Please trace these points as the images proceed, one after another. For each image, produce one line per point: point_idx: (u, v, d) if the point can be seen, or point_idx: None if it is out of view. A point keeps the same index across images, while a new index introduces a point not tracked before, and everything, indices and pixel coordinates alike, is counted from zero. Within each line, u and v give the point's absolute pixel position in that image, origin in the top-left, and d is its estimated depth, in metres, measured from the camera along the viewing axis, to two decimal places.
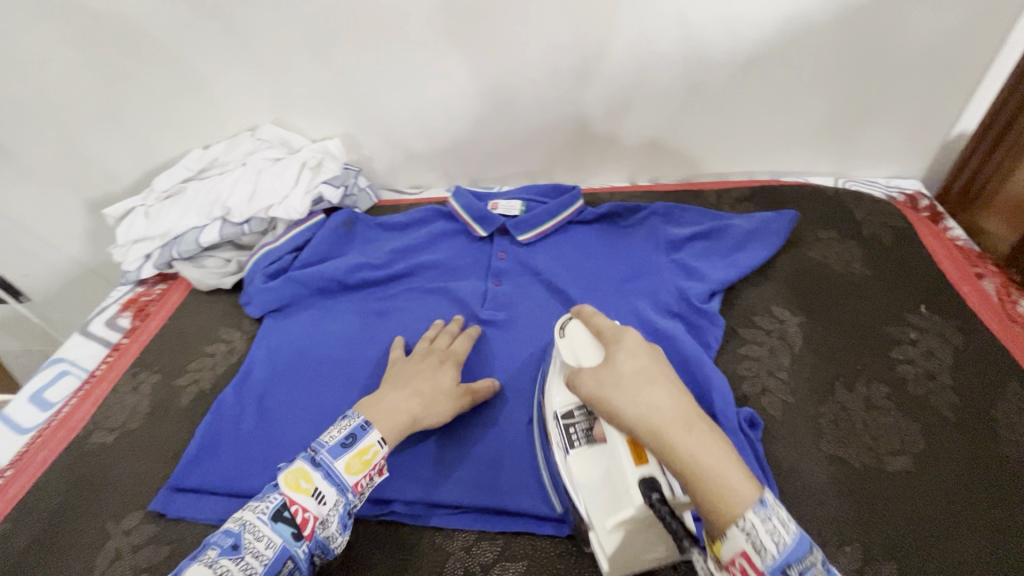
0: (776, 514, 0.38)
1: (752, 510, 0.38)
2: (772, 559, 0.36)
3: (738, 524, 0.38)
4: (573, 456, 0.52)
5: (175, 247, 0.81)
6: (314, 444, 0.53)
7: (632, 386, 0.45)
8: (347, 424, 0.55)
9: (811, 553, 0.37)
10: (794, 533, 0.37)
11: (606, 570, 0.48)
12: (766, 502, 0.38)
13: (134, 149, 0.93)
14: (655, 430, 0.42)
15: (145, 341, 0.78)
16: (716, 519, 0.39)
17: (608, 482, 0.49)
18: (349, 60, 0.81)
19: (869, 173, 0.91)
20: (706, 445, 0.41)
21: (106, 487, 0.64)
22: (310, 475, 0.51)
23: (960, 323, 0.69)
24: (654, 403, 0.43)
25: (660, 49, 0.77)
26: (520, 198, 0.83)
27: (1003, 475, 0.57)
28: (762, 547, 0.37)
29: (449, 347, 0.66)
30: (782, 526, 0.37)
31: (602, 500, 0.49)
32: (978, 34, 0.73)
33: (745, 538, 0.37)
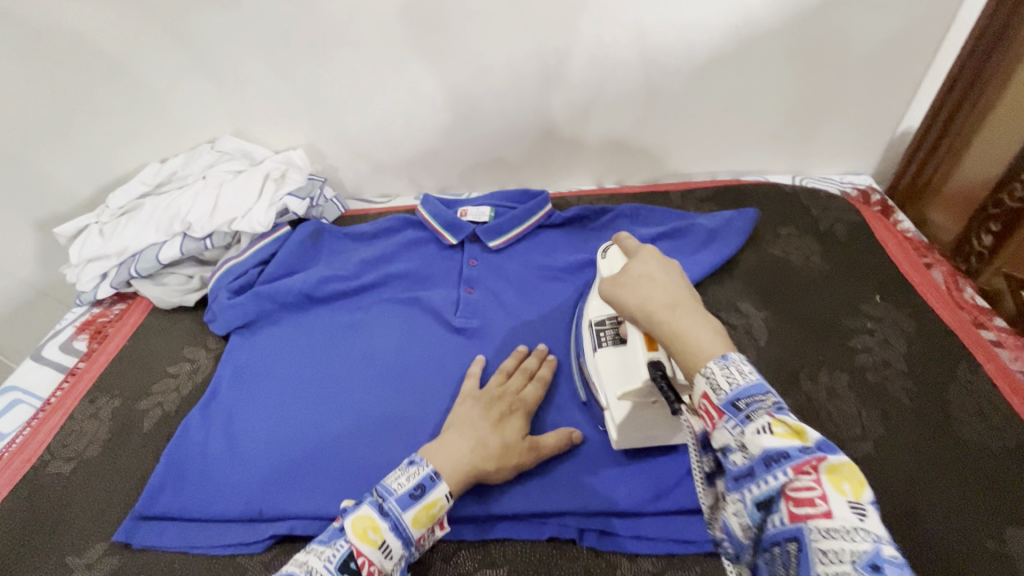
0: (736, 364, 0.40)
1: (712, 362, 0.41)
2: (725, 393, 0.39)
3: (702, 371, 0.41)
4: (600, 353, 0.57)
5: (133, 265, 0.78)
6: (382, 491, 0.51)
7: (636, 284, 0.49)
8: (416, 472, 0.53)
9: (769, 394, 0.39)
10: (751, 377, 0.39)
11: (613, 439, 0.56)
12: (727, 357, 0.41)
13: (86, 166, 0.89)
14: (646, 315, 0.46)
15: (103, 364, 0.75)
16: (688, 369, 0.42)
17: (622, 365, 0.54)
18: (309, 70, 0.80)
19: (824, 170, 0.94)
20: (688, 322, 0.44)
21: (66, 520, 0.61)
22: (378, 525, 0.50)
23: (912, 311, 0.72)
24: (649, 295, 0.47)
25: (618, 54, 0.78)
26: (488, 204, 0.83)
27: (958, 456, 0.60)
28: (717, 386, 0.39)
29: (521, 393, 0.61)
30: (739, 371, 0.40)
31: (617, 379, 0.54)
32: (915, 37, 0.77)
33: (704, 381, 0.40)
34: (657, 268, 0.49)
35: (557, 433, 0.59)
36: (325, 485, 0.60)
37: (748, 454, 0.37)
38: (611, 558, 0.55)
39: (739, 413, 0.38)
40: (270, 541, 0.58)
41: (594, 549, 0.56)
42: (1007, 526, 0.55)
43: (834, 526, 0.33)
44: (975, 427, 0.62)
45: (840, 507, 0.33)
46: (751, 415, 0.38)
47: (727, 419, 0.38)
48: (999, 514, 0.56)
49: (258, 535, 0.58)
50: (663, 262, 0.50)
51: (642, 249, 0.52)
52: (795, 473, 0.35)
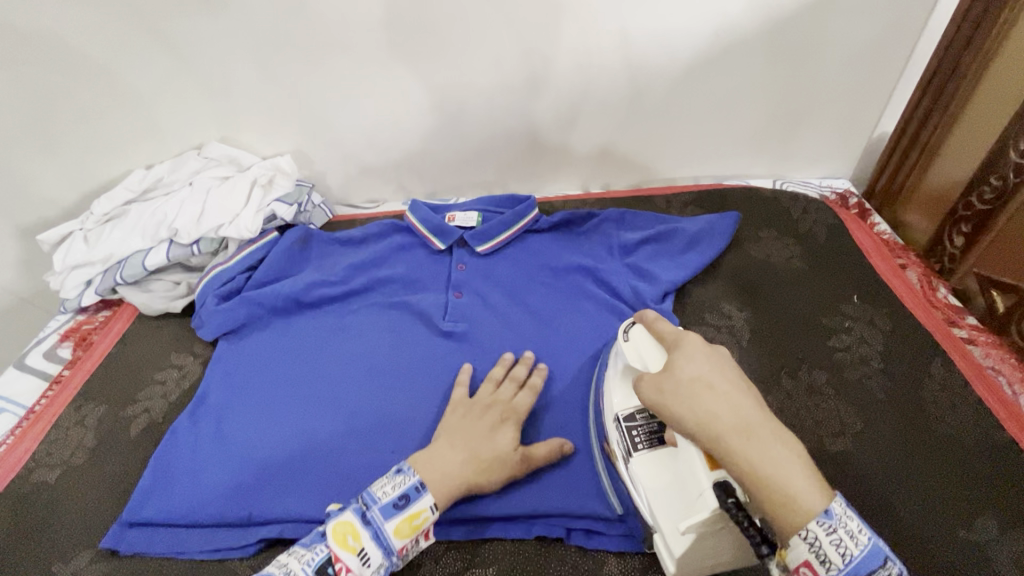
0: (844, 526, 0.40)
1: (816, 521, 0.40)
2: (837, 568, 0.39)
3: (801, 534, 0.40)
4: (639, 458, 0.52)
5: (119, 271, 0.78)
6: (366, 498, 0.52)
7: (688, 393, 0.45)
8: (401, 482, 0.53)
9: (881, 561, 0.40)
10: (865, 545, 0.40)
11: (672, 571, 0.49)
12: (833, 514, 0.40)
13: (71, 171, 0.88)
14: (712, 437, 0.43)
15: (88, 372, 0.74)
16: (781, 526, 0.41)
17: (678, 485, 0.48)
18: (297, 76, 0.80)
19: (804, 174, 0.96)
20: (767, 454, 0.42)
21: (51, 528, 0.61)
22: (359, 532, 0.51)
23: (888, 310, 0.74)
24: (712, 412, 0.44)
25: (602, 61, 0.80)
26: (476, 209, 0.84)
27: (932, 448, 0.62)
28: (827, 558, 0.39)
29: (513, 401, 0.62)
30: (851, 539, 0.40)
31: (672, 502, 0.49)
32: (887, 45, 0.80)
33: (810, 549, 0.39)
34: (710, 370, 0.47)
35: (549, 446, 0.58)
36: (316, 488, 0.60)
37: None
38: (598, 555, 0.56)
39: None
40: (260, 545, 0.58)
41: (582, 547, 0.57)
42: (979, 515, 0.57)
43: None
44: (949, 421, 0.64)
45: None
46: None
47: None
48: (972, 504, 0.58)
49: (247, 539, 0.58)
50: (713, 360, 0.48)
51: (679, 329, 0.50)
52: None
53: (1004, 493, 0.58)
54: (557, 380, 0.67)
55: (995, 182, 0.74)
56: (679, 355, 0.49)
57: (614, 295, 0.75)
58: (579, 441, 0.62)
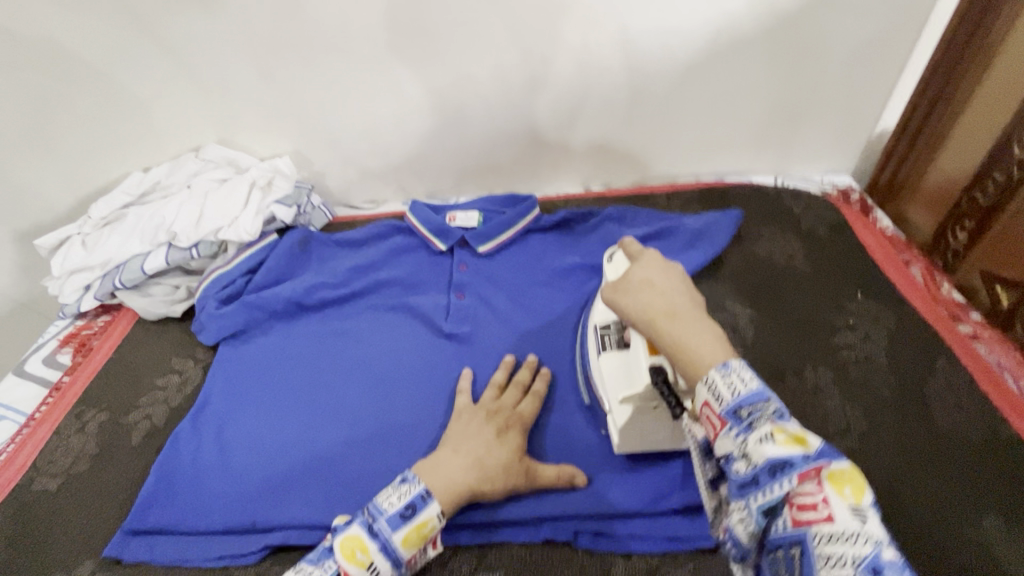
0: (737, 372, 0.41)
1: (715, 371, 0.42)
2: (727, 402, 0.41)
3: (704, 380, 0.42)
4: (603, 353, 0.60)
5: (117, 276, 0.77)
6: (372, 510, 0.51)
7: (636, 291, 0.50)
8: (407, 491, 0.52)
9: (770, 402, 0.40)
10: (754, 385, 0.41)
11: (615, 442, 0.57)
12: (728, 365, 0.42)
13: (68, 176, 0.88)
14: (646, 323, 0.48)
15: (89, 378, 0.73)
16: (690, 378, 0.44)
17: (625, 370, 0.57)
18: (294, 77, 0.80)
19: (806, 171, 0.96)
20: (687, 332, 0.46)
21: (54, 537, 0.60)
22: (367, 546, 0.50)
23: (892, 307, 0.74)
24: (649, 302, 0.48)
25: (602, 59, 0.79)
26: (477, 209, 0.83)
27: (938, 447, 0.61)
28: (719, 395, 0.41)
29: (517, 409, 0.62)
30: (740, 379, 0.41)
31: (619, 381, 0.57)
32: (889, 40, 0.79)
33: (706, 390, 0.42)
34: (658, 275, 0.51)
35: (559, 468, 0.58)
36: (319, 494, 0.60)
37: (752, 462, 0.39)
38: (606, 557, 0.56)
39: (741, 422, 0.40)
40: (264, 551, 0.58)
41: (589, 549, 0.57)
42: (985, 514, 0.57)
43: (836, 530, 0.35)
44: (954, 418, 0.63)
45: (842, 510, 0.36)
46: (752, 423, 0.39)
47: (731, 428, 0.40)
48: (979, 503, 0.57)
49: (251, 546, 0.58)
50: (663, 271, 0.51)
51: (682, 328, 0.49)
52: (797, 481, 0.37)
53: (1011, 491, 0.58)
54: (561, 381, 0.67)
55: (999, 177, 0.74)
56: (637, 264, 0.53)
57: None
58: (584, 443, 0.62)
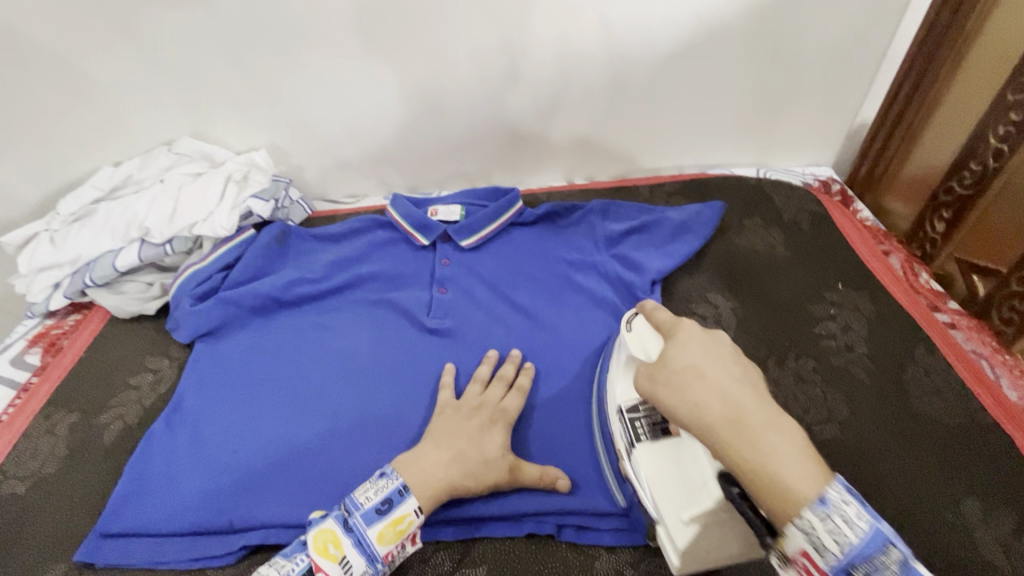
0: (839, 511, 0.36)
1: (809, 509, 0.37)
2: (834, 558, 0.36)
3: (795, 523, 0.37)
4: (641, 449, 0.51)
5: (88, 273, 0.75)
6: (348, 504, 0.51)
7: (682, 383, 0.43)
8: (384, 486, 0.52)
9: (887, 549, 0.36)
10: (865, 528, 0.36)
11: (675, 565, 0.49)
12: (827, 501, 0.36)
13: (34, 170, 0.85)
14: (704, 430, 0.41)
15: (59, 378, 0.71)
16: (774, 514, 0.38)
17: (678, 476, 0.50)
18: (268, 67, 0.78)
19: (787, 163, 0.96)
20: (758, 444, 0.39)
21: (23, 542, 0.58)
22: (341, 540, 0.49)
23: (872, 296, 0.75)
24: (703, 401, 0.41)
25: (583, 50, 0.78)
26: (459, 202, 0.82)
27: (917, 433, 0.62)
28: (823, 548, 0.36)
29: (501, 403, 0.61)
30: (846, 524, 0.36)
31: (674, 493, 0.50)
32: (869, 31, 0.79)
33: (804, 539, 0.37)
34: (707, 360, 0.44)
35: (542, 469, 0.57)
36: (300, 492, 0.59)
37: None
38: (590, 551, 0.56)
39: None
40: (243, 552, 0.57)
41: (573, 543, 0.56)
42: (964, 499, 0.57)
43: None
44: (934, 405, 0.64)
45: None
46: None
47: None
48: (958, 487, 0.58)
49: (229, 546, 0.56)
50: (705, 347, 0.45)
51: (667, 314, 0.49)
52: None
53: (989, 474, 0.59)
54: (545, 375, 0.66)
55: (975, 167, 0.75)
56: (672, 343, 0.46)
57: (601, 287, 0.74)
58: (568, 436, 0.62)
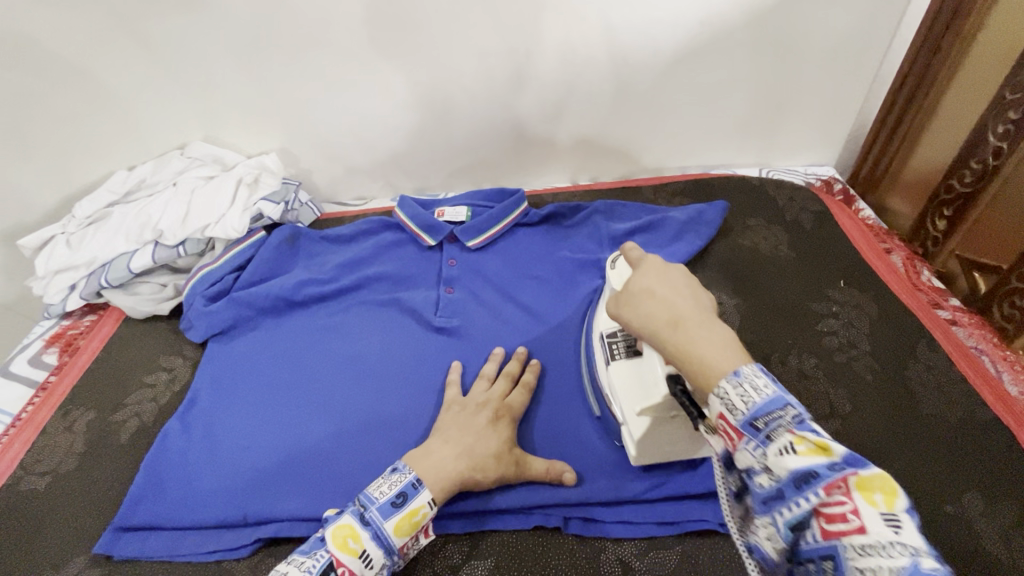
0: (749, 380, 0.38)
1: (724, 380, 0.39)
2: (742, 414, 0.37)
3: (714, 392, 0.39)
4: (614, 365, 0.57)
5: (103, 275, 0.77)
6: (364, 499, 0.52)
7: (639, 301, 0.46)
8: (398, 480, 0.53)
9: (788, 407, 0.37)
10: (770, 391, 0.37)
11: (633, 455, 0.56)
12: (739, 372, 0.38)
13: (50, 175, 0.87)
14: (650, 333, 0.44)
15: (76, 377, 0.73)
16: (699, 388, 0.40)
17: (638, 381, 0.54)
18: (278, 73, 0.79)
19: (789, 162, 0.97)
20: (690, 338, 0.41)
21: (43, 536, 0.60)
22: (359, 534, 0.50)
23: (874, 294, 0.76)
24: (652, 312, 0.44)
25: (587, 54, 0.80)
26: (465, 203, 0.83)
27: (920, 428, 0.63)
28: (733, 407, 0.38)
29: (507, 399, 0.62)
30: (754, 388, 0.38)
31: (634, 394, 0.54)
32: (869, 32, 0.80)
33: (719, 402, 0.39)
34: (660, 281, 0.46)
35: (549, 463, 0.58)
36: (311, 486, 0.60)
37: (774, 476, 0.36)
38: (596, 542, 0.57)
39: (759, 434, 0.37)
40: (256, 545, 0.58)
41: (579, 535, 0.57)
42: (966, 492, 0.58)
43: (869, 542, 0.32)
44: (936, 401, 0.65)
45: (875, 521, 0.33)
46: (770, 435, 0.36)
47: (749, 441, 0.37)
48: (960, 481, 0.59)
49: (242, 539, 0.58)
50: (664, 272, 0.47)
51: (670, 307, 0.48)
52: (825, 492, 0.34)
53: (992, 468, 0.59)
54: (550, 372, 0.67)
55: (976, 165, 0.76)
56: (636, 271, 0.48)
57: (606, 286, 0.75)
58: (573, 431, 0.63)
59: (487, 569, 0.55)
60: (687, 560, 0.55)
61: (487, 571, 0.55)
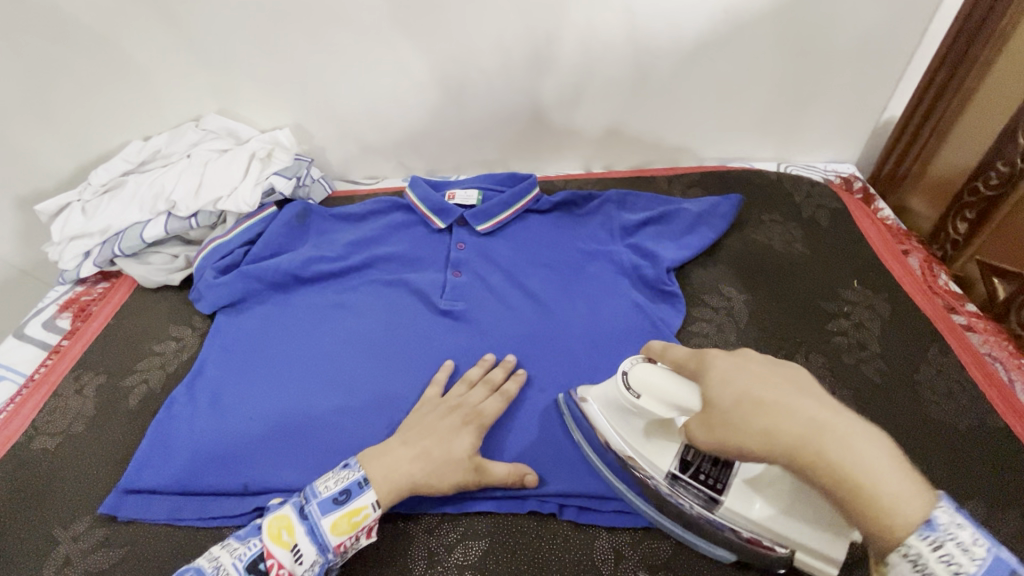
0: (953, 540, 0.38)
1: (920, 536, 0.38)
2: None
3: (904, 553, 0.38)
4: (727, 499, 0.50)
5: (117, 243, 0.78)
6: (308, 493, 0.54)
7: (743, 417, 0.40)
8: (345, 477, 0.54)
9: (1010, 571, 0.38)
10: (988, 552, 0.38)
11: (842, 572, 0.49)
12: (938, 528, 0.38)
13: (69, 141, 0.87)
14: (801, 463, 0.39)
15: (87, 342, 0.74)
16: (878, 545, 0.39)
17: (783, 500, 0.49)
18: (296, 49, 0.79)
19: (809, 158, 0.95)
20: (855, 458, 0.38)
21: (51, 493, 0.62)
22: (294, 527, 0.52)
23: (888, 295, 0.74)
24: (775, 429, 0.39)
25: (608, 39, 0.78)
26: (476, 187, 0.83)
27: (924, 433, 0.62)
28: None
29: (480, 405, 0.61)
30: (958, 550, 0.38)
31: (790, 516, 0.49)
32: (901, 26, 0.78)
33: (916, 571, 0.38)
34: (755, 382, 0.41)
35: (510, 468, 0.57)
36: (309, 458, 0.61)
37: None
38: (590, 530, 0.57)
39: None
40: (255, 513, 0.59)
41: (573, 522, 0.58)
42: (968, 500, 0.57)
43: None
44: (944, 407, 0.64)
45: None
46: None
47: None
48: (964, 487, 0.58)
49: (242, 508, 0.59)
50: (755, 372, 0.42)
51: None
52: None
53: (991, 475, 0.59)
54: (552, 360, 0.67)
55: (1002, 168, 0.73)
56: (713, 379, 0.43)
57: (616, 278, 0.74)
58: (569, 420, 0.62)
59: (482, 550, 0.56)
60: (680, 551, 0.55)
61: (481, 551, 0.56)
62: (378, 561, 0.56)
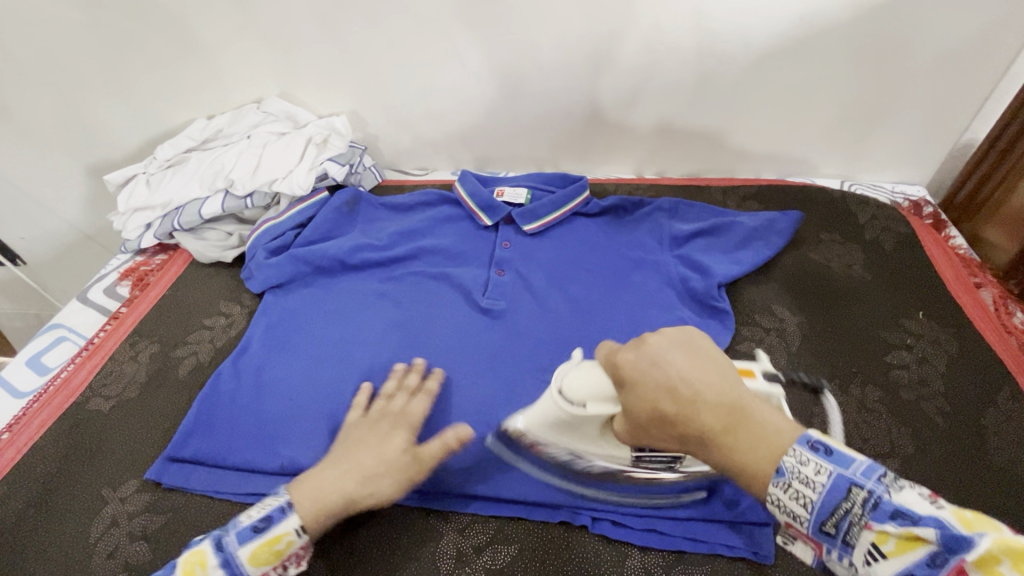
0: (794, 476, 0.36)
1: (773, 484, 0.36)
2: (807, 521, 0.36)
3: (768, 499, 0.37)
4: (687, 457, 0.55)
5: (176, 218, 0.80)
6: (228, 524, 0.51)
7: (647, 425, 0.43)
8: (268, 504, 0.52)
9: (853, 494, 0.35)
10: (827, 479, 0.35)
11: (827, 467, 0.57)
12: (782, 471, 0.36)
13: (138, 116, 0.90)
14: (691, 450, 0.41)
15: (143, 311, 0.78)
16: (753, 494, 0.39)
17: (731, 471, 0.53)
18: (358, 37, 0.80)
19: (876, 177, 0.90)
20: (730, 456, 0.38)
21: (104, 452, 0.65)
22: (206, 561, 0.49)
23: (956, 330, 0.70)
24: (669, 435, 0.41)
25: (673, 41, 0.76)
26: (525, 185, 0.83)
27: (993, 479, 0.58)
28: (796, 516, 0.36)
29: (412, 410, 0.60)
30: (800, 485, 0.36)
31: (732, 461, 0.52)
32: (992, 43, 0.72)
33: (779, 512, 0.37)
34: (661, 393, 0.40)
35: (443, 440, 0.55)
36: None
37: None
38: (623, 547, 0.56)
39: (837, 540, 0.36)
40: None
41: (606, 536, 0.56)
42: None
43: None
44: (1014, 451, 0.60)
45: None
46: (849, 540, 0.35)
47: (831, 548, 0.36)
48: None
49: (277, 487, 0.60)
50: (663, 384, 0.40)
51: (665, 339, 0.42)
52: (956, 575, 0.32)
53: None
54: None
55: None
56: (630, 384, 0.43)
57: (664, 286, 0.72)
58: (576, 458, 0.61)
59: (511, 555, 0.55)
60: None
61: (510, 556, 0.55)
62: (405, 553, 0.56)
